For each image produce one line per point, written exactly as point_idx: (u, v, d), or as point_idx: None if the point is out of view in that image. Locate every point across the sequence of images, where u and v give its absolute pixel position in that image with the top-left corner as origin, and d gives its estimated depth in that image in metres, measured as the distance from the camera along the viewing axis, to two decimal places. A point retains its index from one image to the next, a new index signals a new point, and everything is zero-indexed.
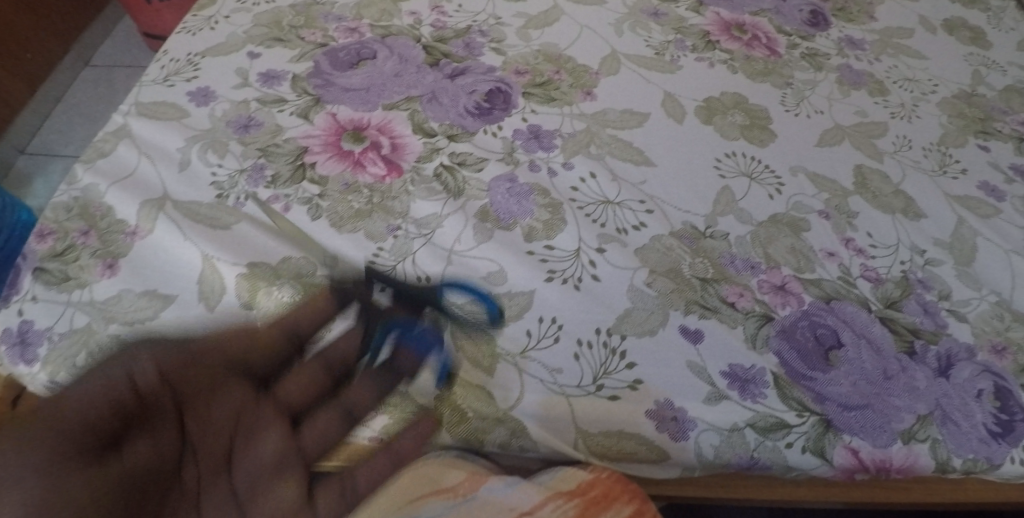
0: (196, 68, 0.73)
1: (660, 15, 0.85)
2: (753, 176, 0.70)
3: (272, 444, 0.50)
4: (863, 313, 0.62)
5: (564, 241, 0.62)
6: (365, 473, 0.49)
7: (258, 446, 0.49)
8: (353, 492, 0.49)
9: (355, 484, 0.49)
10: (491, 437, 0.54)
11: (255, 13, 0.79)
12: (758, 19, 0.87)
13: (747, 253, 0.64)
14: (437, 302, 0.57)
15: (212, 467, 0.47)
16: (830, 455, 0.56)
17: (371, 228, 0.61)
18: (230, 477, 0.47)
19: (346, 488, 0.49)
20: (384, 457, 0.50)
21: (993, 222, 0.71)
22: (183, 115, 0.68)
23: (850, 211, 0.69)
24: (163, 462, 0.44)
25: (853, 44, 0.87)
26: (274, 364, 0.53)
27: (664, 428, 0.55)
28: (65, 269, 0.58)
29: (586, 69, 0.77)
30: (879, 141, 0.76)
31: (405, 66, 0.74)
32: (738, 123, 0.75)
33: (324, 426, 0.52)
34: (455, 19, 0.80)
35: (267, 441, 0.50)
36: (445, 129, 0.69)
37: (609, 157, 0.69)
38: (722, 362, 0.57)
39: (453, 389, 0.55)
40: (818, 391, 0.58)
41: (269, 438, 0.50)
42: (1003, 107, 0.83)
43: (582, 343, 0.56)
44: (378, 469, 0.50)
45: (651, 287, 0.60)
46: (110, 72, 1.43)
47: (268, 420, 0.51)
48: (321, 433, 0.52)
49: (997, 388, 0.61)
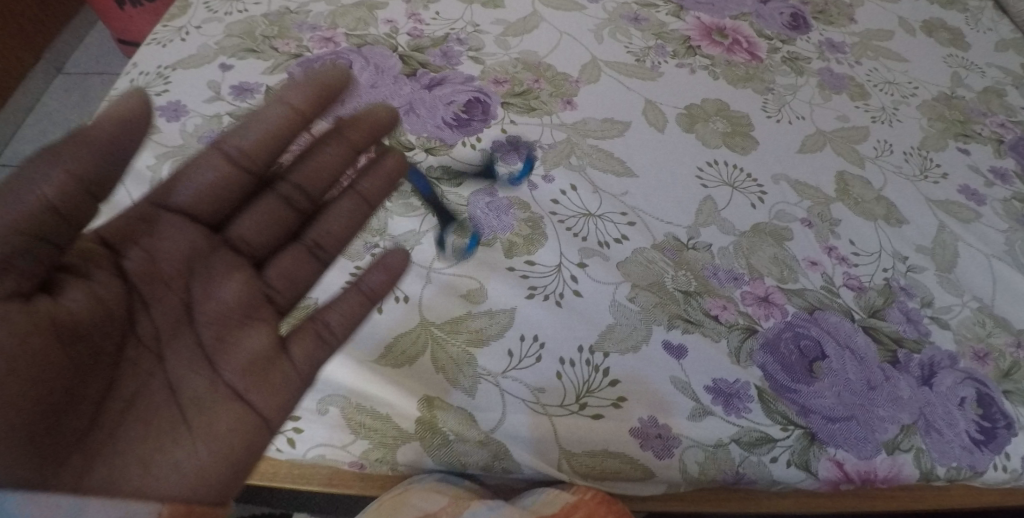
0: (166, 81, 0.70)
1: (640, 20, 0.84)
2: (735, 185, 0.69)
3: (235, 287, 0.43)
4: (846, 323, 0.62)
5: (544, 256, 0.61)
6: (343, 314, 0.45)
7: (216, 295, 0.43)
8: (330, 343, 0.45)
9: (331, 325, 0.45)
10: (474, 459, 0.55)
11: (227, 22, 0.77)
12: (739, 23, 0.86)
13: (730, 264, 0.64)
14: (416, 322, 0.57)
15: (170, 324, 0.41)
16: (815, 468, 0.56)
17: (348, 247, 0.60)
18: (193, 326, 0.42)
19: (323, 334, 0.44)
20: (361, 303, 0.45)
21: (973, 226, 0.72)
22: (153, 130, 0.66)
23: (833, 219, 0.69)
24: (109, 311, 0.38)
25: (833, 47, 0.87)
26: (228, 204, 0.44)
27: (648, 446, 0.54)
28: None
29: (566, 77, 0.76)
30: (861, 146, 0.76)
31: (381, 77, 0.72)
32: (720, 130, 0.74)
33: (296, 266, 0.46)
34: (432, 27, 0.79)
35: (225, 281, 0.43)
36: (423, 142, 0.68)
37: (590, 168, 0.68)
38: (707, 376, 0.57)
39: (433, 411, 0.54)
40: (802, 403, 0.57)
41: (227, 279, 0.43)
42: (982, 109, 0.84)
43: (564, 361, 0.56)
44: (353, 315, 0.45)
45: (634, 301, 0.60)
46: (84, 80, 1.40)
47: (228, 262, 0.44)
48: (294, 279, 0.46)
49: (979, 395, 0.61)
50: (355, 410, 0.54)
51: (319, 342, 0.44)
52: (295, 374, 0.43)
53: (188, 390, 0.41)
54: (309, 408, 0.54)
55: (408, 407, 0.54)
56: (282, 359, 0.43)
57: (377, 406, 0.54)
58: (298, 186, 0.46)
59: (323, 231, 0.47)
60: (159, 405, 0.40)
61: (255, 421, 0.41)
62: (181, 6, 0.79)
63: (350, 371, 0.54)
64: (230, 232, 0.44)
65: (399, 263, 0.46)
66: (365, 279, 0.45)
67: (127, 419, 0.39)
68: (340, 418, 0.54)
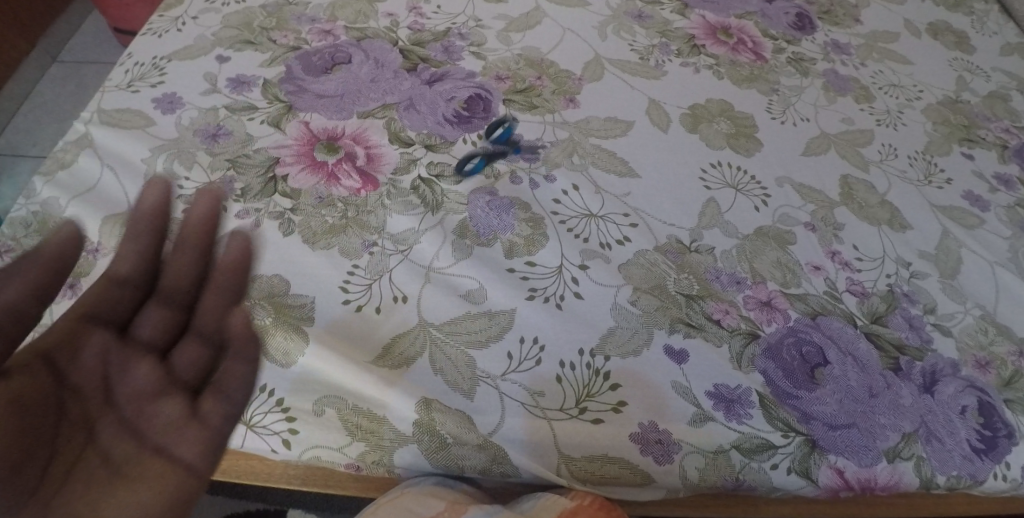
0: (162, 73, 0.69)
1: (645, 18, 0.83)
2: (738, 188, 0.69)
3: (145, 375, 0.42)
4: (849, 329, 0.61)
5: (545, 257, 0.61)
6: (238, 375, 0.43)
7: (128, 382, 0.42)
8: (236, 401, 0.44)
9: (230, 385, 0.43)
10: (471, 463, 0.54)
11: (224, 13, 0.75)
12: (744, 22, 0.85)
13: (733, 267, 0.63)
14: (415, 323, 0.56)
15: (91, 409, 0.41)
16: (815, 475, 0.55)
17: (345, 245, 0.59)
18: (111, 409, 0.41)
19: (226, 393, 0.43)
20: (243, 362, 0.44)
21: (977, 233, 0.71)
22: (149, 123, 0.65)
23: (836, 223, 0.68)
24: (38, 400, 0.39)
25: (839, 49, 0.86)
26: (124, 305, 0.43)
27: (648, 452, 0.54)
28: None
29: (569, 75, 0.75)
30: (865, 150, 0.75)
31: (381, 71, 0.71)
32: (724, 131, 0.73)
33: (192, 350, 0.43)
34: (434, 21, 0.77)
35: (137, 374, 0.42)
36: (423, 138, 0.67)
37: (593, 168, 0.67)
38: (708, 381, 0.56)
39: (431, 414, 0.53)
40: (803, 410, 0.57)
41: (137, 371, 0.42)
42: (986, 114, 0.83)
43: (564, 365, 0.55)
44: (243, 374, 0.44)
45: (635, 305, 0.59)
46: (80, 68, 1.38)
47: (127, 351, 0.42)
48: (193, 359, 0.43)
49: (981, 403, 0.60)
50: (351, 412, 0.53)
51: (225, 399, 0.43)
52: (211, 432, 0.42)
53: (116, 459, 0.40)
54: (305, 409, 0.53)
55: (405, 409, 0.53)
56: (195, 420, 0.42)
57: (374, 408, 0.53)
58: (173, 281, 0.44)
59: (207, 309, 0.43)
60: (91, 471, 0.39)
61: (181, 474, 0.40)
62: None
63: (347, 372, 0.54)
64: (128, 327, 0.43)
65: (246, 328, 0.44)
66: (236, 344, 0.43)
67: (70, 483, 0.38)
68: (337, 419, 0.54)
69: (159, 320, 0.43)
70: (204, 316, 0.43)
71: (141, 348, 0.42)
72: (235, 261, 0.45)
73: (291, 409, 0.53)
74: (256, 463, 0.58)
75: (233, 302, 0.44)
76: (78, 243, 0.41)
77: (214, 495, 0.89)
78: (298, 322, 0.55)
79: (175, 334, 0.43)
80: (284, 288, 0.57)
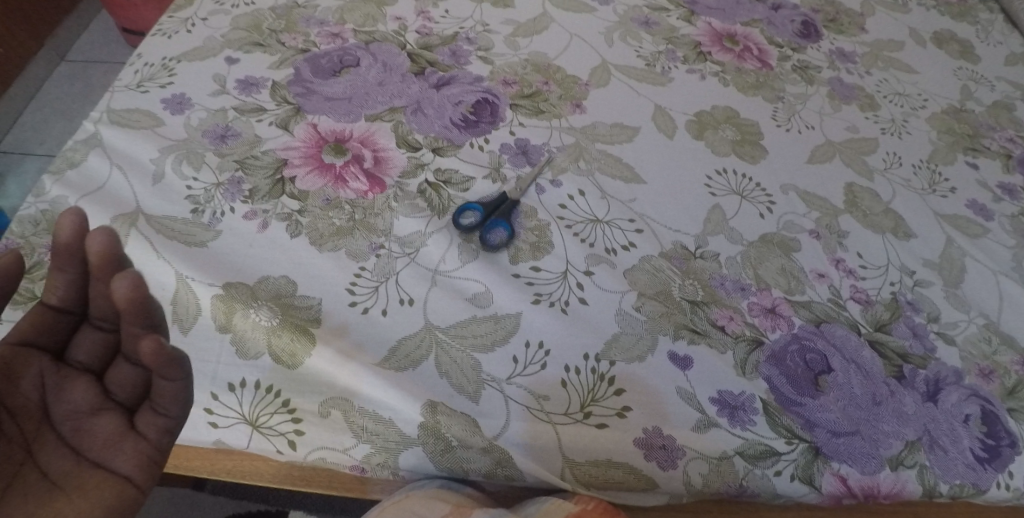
0: (171, 73, 0.69)
1: (651, 24, 0.83)
2: (743, 194, 0.69)
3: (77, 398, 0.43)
4: (853, 336, 0.62)
5: (551, 262, 0.61)
6: (167, 394, 0.42)
7: (62, 404, 0.43)
8: (169, 418, 0.43)
9: (163, 404, 0.42)
10: (476, 466, 0.54)
11: (234, 15, 0.76)
12: (750, 30, 0.86)
13: (738, 274, 0.63)
14: (421, 326, 0.56)
15: (26, 429, 0.42)
16: (818, 482, 0.56)
17: (352, 247, 0.60)
18: (49, 430, 0.42)
19: (159, 411, 0.43)
20: (170, 382, 0.41)
21: (981, 241, 0.71)
22: (158, 123, 0.65)
23: (841, 231, 0.68)
24: None
25: (844, 57, 0.86)
26: (61, 333, 0.44)
27: (652, 457, 0.54)
28: (31, 287, 0.55)
29: (575, 80, 0.75)
30: (870, 158, 0.75)
31: (389, 75, 0.71)
32: (729, 138, 0.73)
33: (125, 370, 0.43)
34: (442, 26, 0.78)
35: (70, 396, 0.43)
36: (430, 141, 0.67)
37: (598, 174, 0.67)
38: (712, 388, 0.57)
39: (437, 417, 0.53)
40: (806, 417, 0.57)
41: (72, 393, 0.43)
42: (991, 123, 0.83)
43: (569, 369, 0.56)
44: (173, 393, 0.42)
45: (640, 310, 0.59)
46: (87, 68, 1.39)
47: (62, 373, 0.43)
48: (127, 380, 0.43)
49: (984, 412, 0.60)
50: (357, 413, 0.54)
51: (159, 416, 0.43)
52: (148, 445, 0.43)
53: (56, 475, 0.42)
54: (312, 410, 0.54)
55: (410, 412, 0.53)
56: (130, 435, 0.43)
57: (380, 410, 0.54)
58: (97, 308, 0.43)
59: (127, 332, 0.40)
60: (30, 485, 0.41)
61: (118, 485, 0.42)
62: None
63: (352, 373, 0.54)
64: (66, 353, 0.44)
65: (155, 355, 0.39)
66: (155, 368, 0.39)
67: (11, 495, 0.40)
68: (343, 420, 0.54)
69: (93, 344, 0.44)
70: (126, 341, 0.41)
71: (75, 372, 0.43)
72: (132, 298, 0.38)
73: (298, 410, 0.54)
74: (260, 463, 0.58)
75: (148, 328, 0.40)
76: (18, 264, 0.40)
77: (216, 494, 0.90)
78: (305, 323, 0.55)
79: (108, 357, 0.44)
80: (290, 289, 0.57)
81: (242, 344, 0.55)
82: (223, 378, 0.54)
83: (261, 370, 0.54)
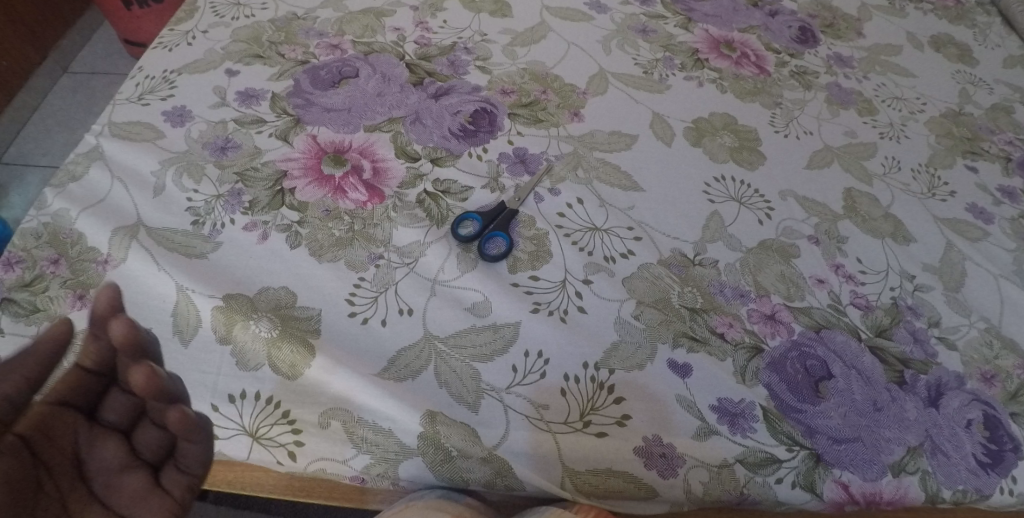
0: (172, 86, 0.70)
1: (649, 32, 0.84)
2: (742, 201, 0.69)
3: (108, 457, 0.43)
4: (853, 342, 0.61)
5: (549, 271, 0.61)
6: (191, 455, 0.44)
7: (91, 461, 0.43)
8: (192, 476, 0.45)
9: (186, 462, 0.44)
10: (475, 477, 0.54)
11: (234, 27, 0.76)
12: (747, 36, 0.86)
13: (737, 281, 0.63)
14: (420, 336, 0.56)
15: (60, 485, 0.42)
16: (820, 490, 0.55)
17: (352, 257, 0.60)
18: (81, 486, 0.43)
19: (183, 469, 0.44)
20: (194, 444, 0.43)
21: (981, 245, 0.71)
22: (158, 135, 0.66)
23: (840, 236, 0.68)
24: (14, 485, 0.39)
25: (841, 62, 0.86)
26: (90, 392, 0.44)
27: (653, 465, 0.54)
28: (34, 300, 0.56)
29: (573, 88, 0.75)
30: (868, 163, 0.75)
31: (388, 85, 0.72)
32: (727, 145, 0.74)
33: (151, 432, 0.44)
34: (440, 36, 0.78)
35: (98, 455, 0.43)
36: (429, 151, 0.67)
37: (597, 182, 0.68)
38: (711, 396, 0.57)
39: (436, 427, 0.53)
40: (807, 424, 0.57)
41: (101, 452, 0.43)
42: (989, 126, 0.83)
43: (569, 378, 0.56)
44: (196, 454, 0.44)
45: (639, 318, 0.60)
46: (90, 79, 1.40)
47: (91, 431, 0.43)
48: (152, 442, 0.44)
49: (986, 416, 0.60)
50: (357, 424, 0.54)
51: (183, 473, 0.44)
52: (173, 501, 0.44)
53: None
54: (311, 421, 0.54)
55: (410, 422, 0.53)
56: (157, 492, 0.44)
57: (379, 421, 0.54)
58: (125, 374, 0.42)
59: (151, 406, 0.41)
60: None
61: None
62: (187, 9, 0.78)
63: (352, 384, 0.54)
64: (95, 411, 0.44)
65: (181, 423, 0.41)
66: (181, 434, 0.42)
67: None
68: (342, 432, 0.54)
69: (121, 405, 0.44)
70: (151, 409, 0.42)
71: (105, 431, 0.43)
72: (147, 389, 0.39)
73: (297, 421, 0.54)
74: (259, 472, 0.58)
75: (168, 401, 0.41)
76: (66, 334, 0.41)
77: (218, 504, 0.90)
78: (304, 334, 0.56)
79: (134, 418, 0.44)
80: (290, 300, 0.57)
81: (242, 355, 0.55)
82: (223, 390, 0.54)
83: (261, 382, 0.55)
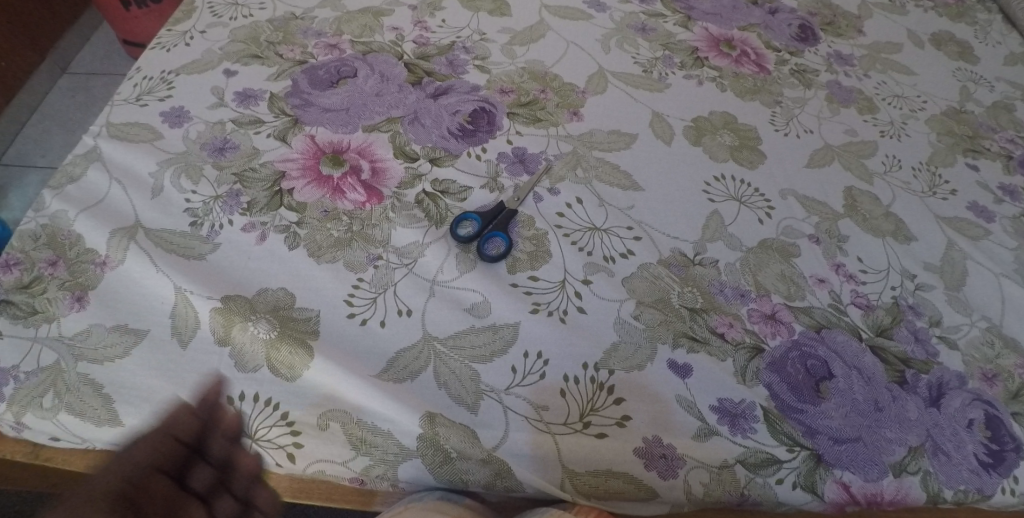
0: (170, 87, 0.69)
1: (648, 30, 0.83)
2: (742, 200, 0.69)
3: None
4: (854, 342, 0.61)
5: (548, 272, 0.61)
6: None
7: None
8: None
9: None
10: (475, 478, 0.54)
11: (232, 27, 0.76)
12: (747, 34, 0.86)
13: (737, 280, 0.63)
14: (419, 337, 0.56)
15: None
16: (821, 490, 0.55)
17: (350, 258, 0.60)
18: None
19: None
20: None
21: (983, 244, 0.71)
22: (156, 136, 0.66)
23: (841, 235, 0.68)
24: None
25: (842, 60, 0.86)
26: (177, 462, 0.48)
27: (653, 467, 0.54)
28: (32, 302, 0.55)
29: (572, 87, 0.75)
30: (869, 162, 0.75)
31: (387, 85, 0.71)
32: (727, 144, 0.73)
33: (231, 503, 0.50)
34: (439, 35, 0.78)
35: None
36: (428, 152, 0.67)
37: (597, 182, 0.67)
38: (711, 396, 0.57)
39: (435, 428, 0.53)
40: (808, 424, 0.56)
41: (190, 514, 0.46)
42: (990, 124, 0.83)
43: (568, 379, 0.56)
44: None
45: (639, 318, 0.59)
46: (89, 80, 1.40)
47: (180, 493, 0.47)
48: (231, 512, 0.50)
49: (988, 416, 0.60)
50: (355, 426, 0.54)
51: None
52: None
53: None
54: (310, 422, 0.54)
55: (409, 424, 0.53)
56: None
57: (378, 422, 0.54)
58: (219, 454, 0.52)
59: (238, 487, 0.52)
60: None
61: None
62: (185, 9, 0.78)
63: (351, 386, 0.54)
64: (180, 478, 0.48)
65: (266, 500, 0.54)
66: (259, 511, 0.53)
67: None
68: (341, 433, 0.54)
69: (206, 476, 0.50)
70: (237, 486, 0.52)
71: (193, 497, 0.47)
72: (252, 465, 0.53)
73: (296, 422, 0.54)
74: None
75: (254, 480, 0.53)
76: None
77: None
78: (303, 336, 0.56)
79: (211, 490, 0.50)
80: (289, 301, 0.57)
81: (241, 356, 0.55)
82: (222, 392, 0.54)
83: (260, 383, 0.54)
